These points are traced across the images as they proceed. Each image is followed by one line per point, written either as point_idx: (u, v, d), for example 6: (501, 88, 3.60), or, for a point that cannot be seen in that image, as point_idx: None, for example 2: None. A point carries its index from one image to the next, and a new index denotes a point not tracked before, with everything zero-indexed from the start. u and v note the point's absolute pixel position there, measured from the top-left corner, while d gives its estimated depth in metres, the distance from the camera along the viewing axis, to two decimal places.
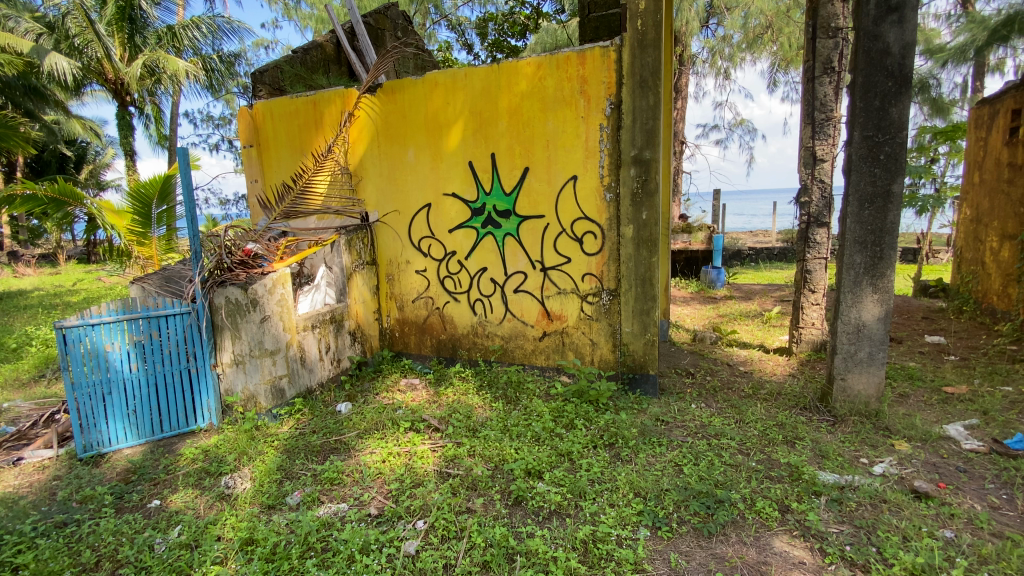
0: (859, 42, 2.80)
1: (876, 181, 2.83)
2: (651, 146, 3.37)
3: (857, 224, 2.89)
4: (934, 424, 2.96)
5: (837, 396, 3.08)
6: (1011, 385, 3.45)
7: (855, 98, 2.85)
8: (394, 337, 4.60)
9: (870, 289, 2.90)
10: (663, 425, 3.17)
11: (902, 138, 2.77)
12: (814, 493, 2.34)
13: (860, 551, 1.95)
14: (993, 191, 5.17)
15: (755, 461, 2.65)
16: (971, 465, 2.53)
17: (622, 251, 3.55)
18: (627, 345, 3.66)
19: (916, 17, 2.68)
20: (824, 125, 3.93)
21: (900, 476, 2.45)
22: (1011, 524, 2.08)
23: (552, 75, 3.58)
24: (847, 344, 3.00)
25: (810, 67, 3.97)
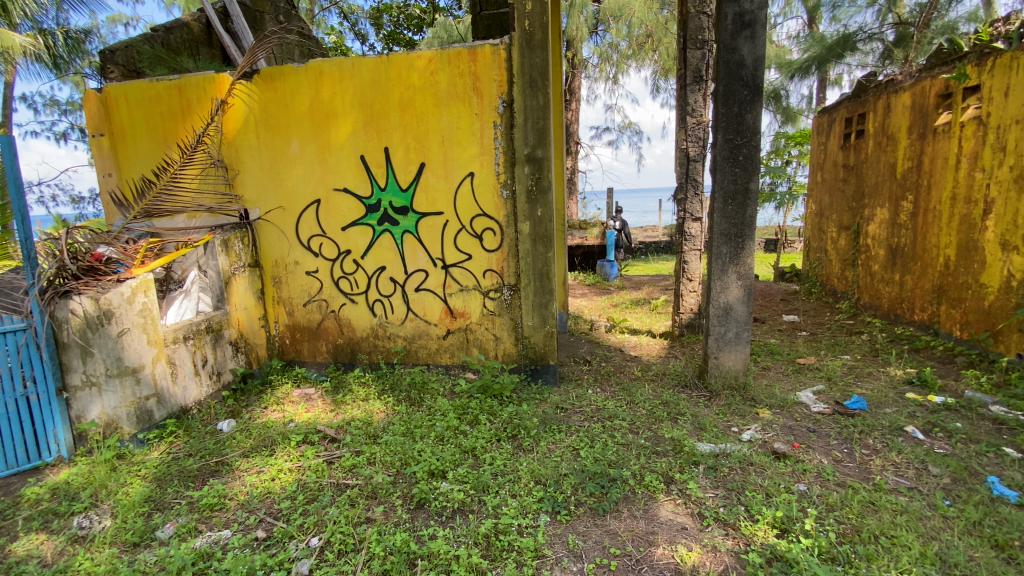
0: (720, 54, 3.09)
1: (737, 180, 3.15)
2: (542, 145, 3.46)
3: (723, 219, 3.20)
4: (790, 392, 3.38)
5: (712, 373, 3.40)
6: (847, 354, 4.06)
7: (717, 105, 3.15)
8: (285, 345, 4.28)
9: (735, 276, 3.24)
10: (562, 412, 3.28)
11: (756, 141, 3.12)
12: (693, 462, 2.56)
13: (731, 512, 2.16)
14: (831, 188, 6.03)
15: (643, 439, 2.84)
16: (819, 425, 2.93)
17: (521, 247, 3.61)
18: (528, 337, 3.74)
19: (765, 33, 3.01)
20: (695, 129, 4.32)
21: (763, 440, 2.76)
22: (851, 473, 2.43)
23: (443, 70, 3.54)
24: (717, 325, 3.33)
25: (683, 75, 4.33)
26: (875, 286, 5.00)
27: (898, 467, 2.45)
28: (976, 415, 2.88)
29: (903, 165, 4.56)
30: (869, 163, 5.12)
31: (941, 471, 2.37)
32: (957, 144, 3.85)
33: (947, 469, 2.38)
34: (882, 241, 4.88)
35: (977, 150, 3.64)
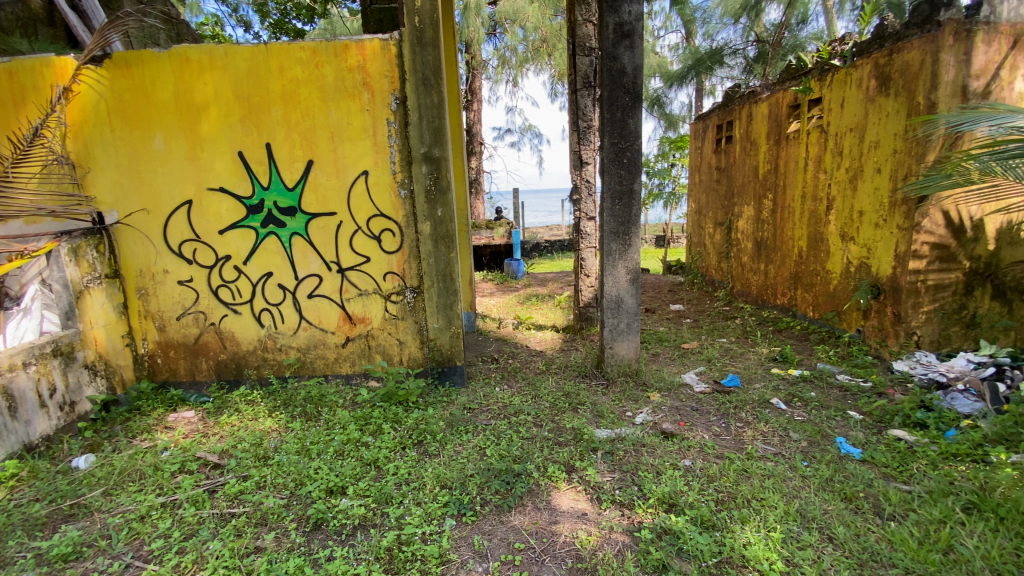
0: (603, 61, 3.25)
1: (623, 181, 3.35)
2: (439, 144, 3.40)
3: (612, 218, 3.38)
4: (676, 375, 3.68)
5: (608, 362, 3.59)
6: (723, 337, 4.51)
7: (603, 110, 3.32)
8: (157, 365, 3.81)
9: (625, 270, 3.44)
10: (470, 412, 3.24)
11: (638, 145, 3.33)
12: (592, 449, 2.68)
13: (626, 493, 2.28)
14: (707, 188, 6.65)
15: (547, 431, 2.91)
16: (701, 403, 3.21)
17: (421, 248, 3.53)
18: (434, 340, 3.65)
19: (642, 44, 3.23)
20: (586, 132, 4.52)
21: (654, 422, 2.96)
22: (727, 444, 2.68)
23: (329, 63, 3.36)
24: (611, 317, 3.52)
25: (573, 80, 4.51)
26: (745, 276, 5.59)
27: (765, 435, 2.74)
28: (827, 384, 3.33)
29: (763, 168, 5.15)
30: (737, 165, 5.71)
31: (800, 436, 2.68)
32: (804, 149, 4.42)
33: (805, 434, 2.70)
34: (749, 235, 5.48)
35: (820, 154, 4.21)
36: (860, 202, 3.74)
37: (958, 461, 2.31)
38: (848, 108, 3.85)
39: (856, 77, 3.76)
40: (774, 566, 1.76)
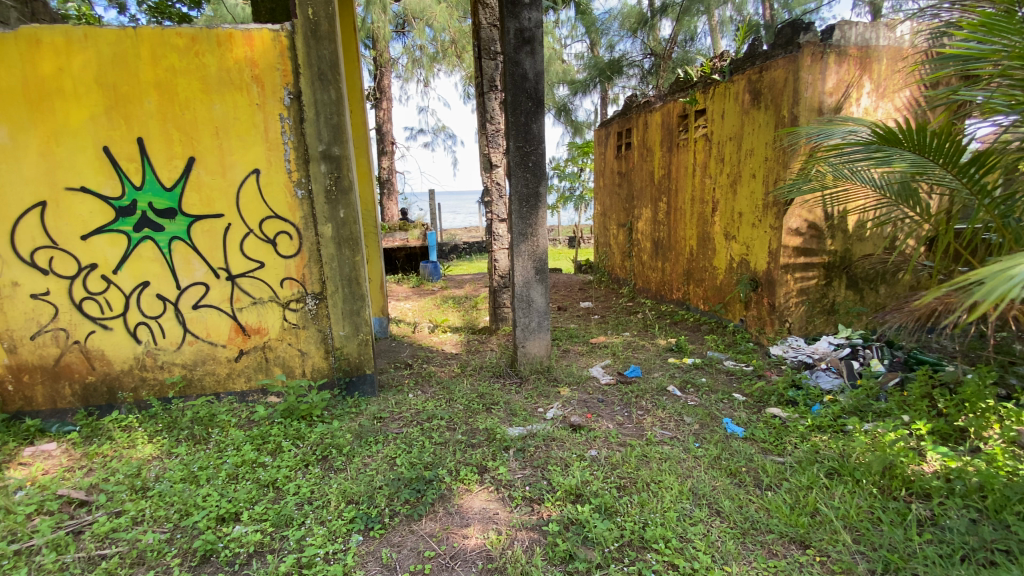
0: (505, 65, 3.28)
1: (529, 184, 3.41)
2: (339, 142, 3.24)
3: (520, 220, 3.44)
4: (585, 369, 3.81)
5: (521, 361, 3.65)
6: (628, 331, 4.77)
7: (507, 113, 3.35)
8: (5, 393, 3.26)
9: (534, 271, 3.51)
10: (380, 422, 3.10)
11: (542, 149, 3.41)
12: (505, 448, 2.67)
13: (536, 488, 2.30)
14: (610, 191, 7.00)
15: (460, 434, 2.85)
16: (606, 395, 3.36)
17: (322, 252, 3.33)
18: (340, 349, 3.47)
19: (542, 50, 3.30)
20: (494, 135, 4.56)
21: (563, 416, 3.05)
22: (629, 432, 2.83)
23: (212, 52, 3.08)
24: (522, 317, 3.58)
25: (479, 82, 4.53)
26: (646, 273, 5.95)
27: (663, 421, 2.93)
28: (716, 370, 3.64)
29: (658, 173, 5.52)
30: (636, 170, 6.07)
31: (693, 420, 2.90)
32: (692, 156, 4.81)
33: (698, 418, 2.92)
34: (648, 235, 5.84)
35: (705, 161, 4.60)
36: (739, 204, 4.13)
37: (822, 432, 2.61)
38: (728, 119, 4.24)
39: (733, 91, 4.15)
40: (669, 544, 1.86)
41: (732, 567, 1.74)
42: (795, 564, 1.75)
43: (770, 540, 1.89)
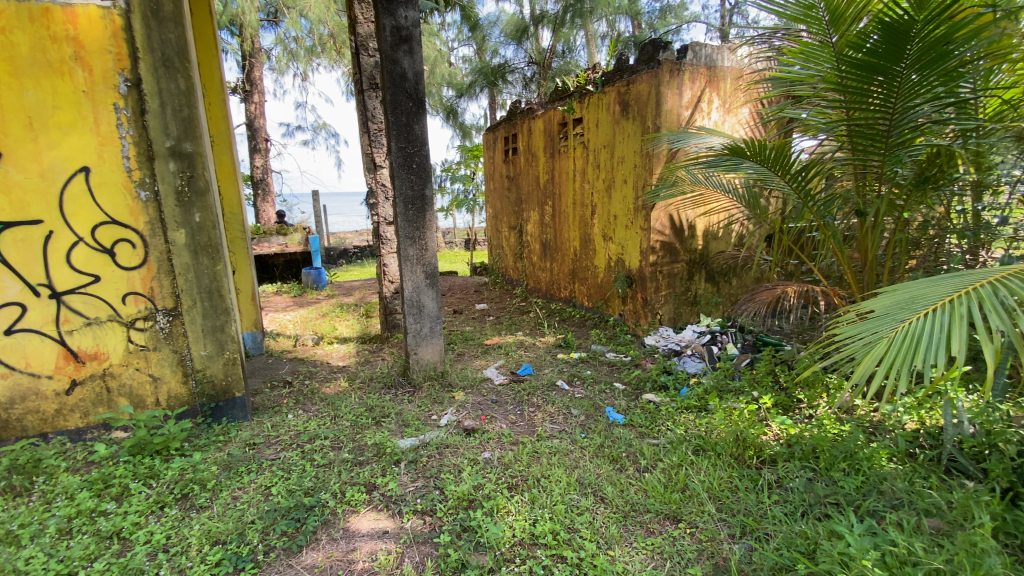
0: (383, 63, 3.16)
1: (413, 186, 3.31)
2: (190, 138, 2.88)
3: (406, 223, 3.32)
4: (479, 371, 3.80)
5: (413, 368, 3.54)
6: (520, 330, 4.86)
7: (386, 112, 3.22)
8: None
9: (423, 274, 3.42)
10: (253, 449, 2.81)
11: (425, 150, 3.33)
12: (395, 462, 2.54)
13: (427, 499, 2.22)
14: (500, 194, 7.11)
15: (346, 453, 2.67)
16: (500, 395, 3.38)
17: (175, 262, 2.93)
18: (202, 371, 3.08)
19: (421, 50, 3.23)
20: (377, 135, 4.37)
21: (457, 421, 2.99)
22: (521, 430, 2.87)
23: (20, 28, 2.58)
24: (413, 323, 3.48)
25: (358, 80, 4.32)
26: (536, 273, 6.13)
27: (554, 416, 3.02)
28: (599, 362, 3.85)
29: (543, 177, 5.71)
30: (523, 175, 6.23)
31: (580, 412, 3.03)
32: (572, 161, 5.04)
33: (584, 410, 3.06)
34: (537, 237, 6.02)
35: (584, 166, 4.85)
36: (615, 207, 4.42)
37: (689, 412, 2.88)
38: (602, 128, 4.51)
39: (605, 102, 4.43)
40: (557, 537, 1.90)
41: (615, 550, 1.83)
42: (669, 539, 1.89)
43: (648, 519, 2.02)
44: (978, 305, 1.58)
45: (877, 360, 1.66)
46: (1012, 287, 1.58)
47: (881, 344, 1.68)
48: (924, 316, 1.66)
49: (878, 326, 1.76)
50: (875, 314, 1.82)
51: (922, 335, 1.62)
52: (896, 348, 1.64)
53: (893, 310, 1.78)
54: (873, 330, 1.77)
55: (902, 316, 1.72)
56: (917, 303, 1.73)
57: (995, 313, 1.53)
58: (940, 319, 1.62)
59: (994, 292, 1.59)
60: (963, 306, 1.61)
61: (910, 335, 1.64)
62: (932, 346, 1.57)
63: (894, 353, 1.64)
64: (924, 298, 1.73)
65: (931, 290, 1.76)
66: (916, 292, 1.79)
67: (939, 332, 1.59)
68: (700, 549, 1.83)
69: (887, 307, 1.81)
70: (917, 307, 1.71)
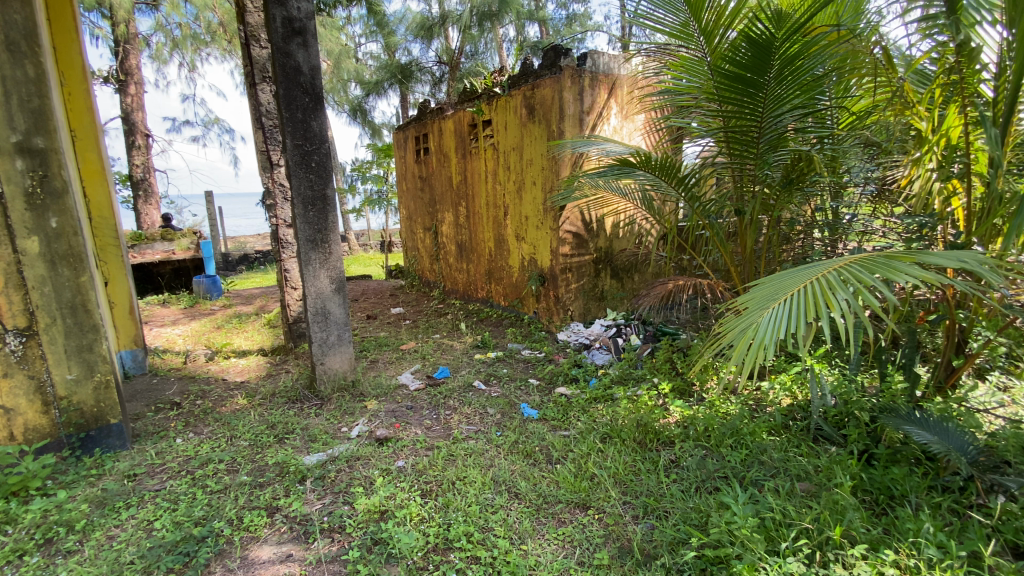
0: (274, 55, 2.96)
1: (313, 186, 3.14)
2: (42, 132, 2.51)
3: (306, 225, 3.14)
4: (393, 378, 3.70)
5: (321, 379, 3.37)
6: (437, 333, 4.81)
7: (280, 108, 3.02)
8: None
9: (327, 279, 3.27)
10: (134, 480, 2.52)
11: (325, 149, 3.17)
12: (300, 480, 2.40)
13: (335, 516, 2.12)
14: (413, 194, 6.97)
15: (244, 475, 2.47)
16: (415, 400, 3.31)
17: (26, 275, 2.53)
18: (66, 398, 2.68)
19: (316, 44, 3.08)
20: (272, 132, 4.10)
21: (369, 431, 2.88)
22: (437, 434, 2.83)
23: None
24: (319, 332, 3.30)
25: (249, 72, 4.03)
26: (453, 275, 6.10)
27: (469, 417, 3.02)
28: (515, 360, 3.91)
29: (455, 177, 5.68)
30: (435, 175, 6.16)
31: (495, 410, 3.06)
32: (483, 162, 5.07)
33: (500, 408, 3.09)
34: (452, 238, 5.99)
35: (494, 167, 4.89)
36: (525, 208, 4.51)
37: (598, 402, 3.00)
38: (510, 130, 4.58)
39: (512, 105, 4.50)
40: (471, 538, 1.90)
41: (527, 545, 1.86)
42: (579, 527, 1.96)
43: (559, 510, 2.08)
44: (832, 286, 1.75)
45: (753, 339, 1.73)
46: (855, 271, 1.77)
47: (756, 322, 1.77)
48: (789, 296, 1.79)
49: (751, 308, 1.86)
50: (749, 301, 1.92)
51: (791, 313, 1.73)
52: (769, 325, 1.73)
53: (764, 298, 1.89)
54: (744, 318, 1.86)
55: (770, 302, 1.82)
56: (783, 289, 1.86)
57: (845, 292, 1.69)
58: (801, 299, 1.76)
59: (843, 274, 1.77)
60: (819, 288, 1.77)
61: (779, 314, 1.75)
62: (797, 322, 1.69)
63: (768, 331, 1.73)
64: (788, 285, 1.88)
65: (792, 277, 1.91)
66: (779, 281, 1.94)
67: (803, 310, 1.73)
68: (606, 534, 1.92)
69: (757, 295, 1.93)
70: (783, 291, 1.84)
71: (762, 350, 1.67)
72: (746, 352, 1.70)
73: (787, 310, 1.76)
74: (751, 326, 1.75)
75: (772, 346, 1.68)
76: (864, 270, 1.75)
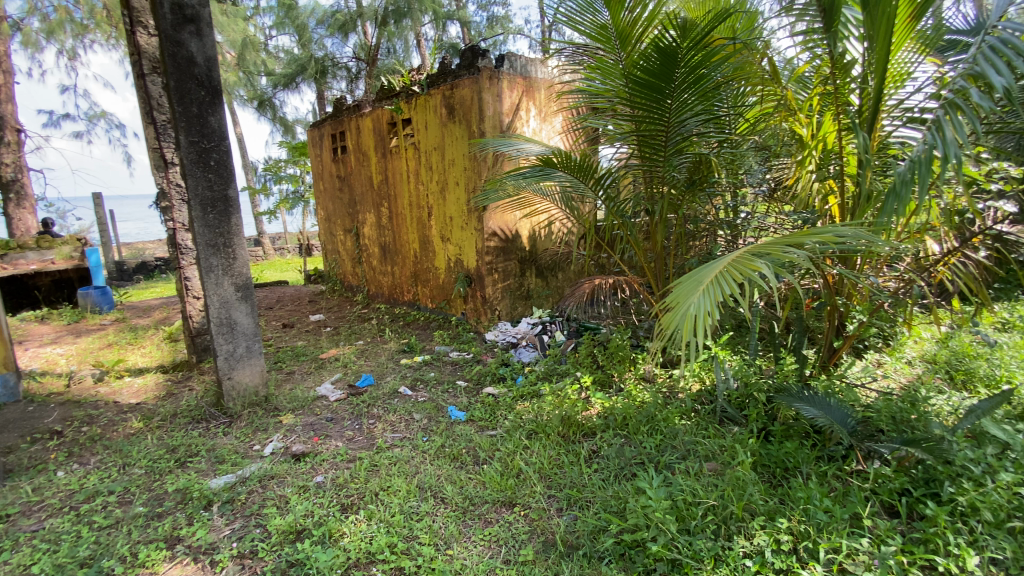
0: (162, 44, 2.72)
1: (213, 186, 2.91)
2: None
3: (205, 229, 2.91)
4: (311, 389, 3.52)
5: (229, 396, 3.14)
6: (360, 339, 4.65)
7: (171, 101, 2.77)
8: None
9: (233, 287, 3.05)
10: (4, 523, 2.20)
11: (226, 146, 2.96)
12: (205, 506, 2.23)
13: (246, 541, 1.98)
14: (332, 195, 6.67)
15: (140, 506, 2.25)
16: (335, 411, 3.17)
17: None
18: None
19: (212, 34, 2.86)
20: (165, 127, 3.76)
21: (285, 447, 2.73)
22: (359, 445, 2.73)
23: None
24: (224, 344, 3.08)
25: (136, 62, 3.68)
26: (376, 278, 5.92)
27: (394, 424, 2.94)
28: (442, 362, 3.87)
29: (376, 177, 5.51)
30: (354, 175, 5.94)
31: (421, 416, 3.01)
32: (404, 162, 4.96)
33: (426, 413, 3.04)
34: (374, 240, 5.82)
35: (416, 167, 4.80)
36: (449, 209, 4.48)
37: (524, 399, 3.05)
38: (430, 130, 4.52)
39: (431, 104, 4.45)
40: (395, 549, 1.85)
41: (452, 549, 1.85)
42: (505, 525, 1.98)
43: (484, 511, 2.09)
44: (750, 261, 1.91)
45: (693, 314, 1.76)
46: (764, 248, 1.96)
47: (693, 301, 1.80)
48: (715, 277, 1.88)
49: (681, 295, 1.90)
50: (676, 293, 1.95)
51: (720, 286, 1.83)
52: (706, 302, 1.78)
53: (689, 284, 1.97)
54: (677, 305, 1.89)
55: (698, 284, 1.90)
56: (705, 274, 1.97)
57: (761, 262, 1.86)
58: (727, 277, 1.87)
59: (756, 252, 1.95)
60: (738, 267, 1.90)
61: (711, 291, 1.82)
62: (730, 290, 1.79)
63: (704, 306, 1.78)
64: (709, 269, 1.99)
65: (710, 266, 2.03)
66: (700, 271, 2.04)
67: (731, 282, 1.84)
68: (531, 529, 1.95)
69: (682, 288, 1.98)
70: (705, 275, 1.94)
71: (706, 318, 1.71)
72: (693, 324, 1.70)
73: (717, 288, 1.84)
74: (689, 304, 1.78)
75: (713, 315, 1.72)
76: (772, 245, 1.95)
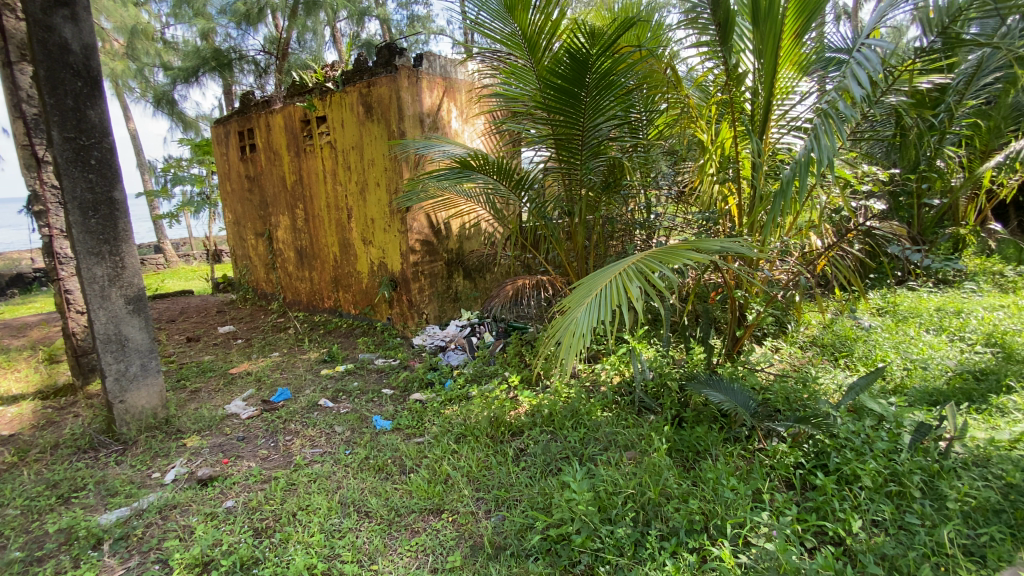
0: (28, 28, 2.41)
1: (94, 188, 2.62)
2: None
3: (85, 235, 2.61)
4: (219, 407, 3.27)
5: (121, 420, 2.84)
6: (277, 350, 4.38)
7: (39, 92, 2.46)
8: None
9: (121, 299, 2.76)
10: None
11: (109, 143, 2.67)
12: (94, 545, 2.00)
13: None
14: (240, 196, 6.23)
15: (12, 552, 1.97)
16: (248, 429, 2.97)
17: None
18: None
19: (90, 19, 2.58)
20: (37, 121, 3.34)
21: (189, 473, 2.51)
22: (275, 464, 2.57)
23: None
24: (114, 363, 2.78)
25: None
26: (293, 284, 5.61)
27: (313, 439, 2.81)
28: (366, 370, 3.74)
29: (290, 177, 5.22)
30: (265, 175, 5.59)
31: (343, 428, 2.89)
32: (320, 161, 4.74)
33: (348, 425, 2.93)
34: (290, 244, 5.51)
35: (333, 167, 4.61)
36: (370, 210, 4.34)
37: (452, 403, 3.02)
38: (347, 128, 4.36)
39: (347, 101, 4.29)
40: (315, 570, 1.76)
41: (377, 564, 1.79)
42: (432, 533, 1.95)
43: (410, 521, 2.04)
44: (631, 277, 1.98)
45: (574, 332, 1.86)
46: (649, 262, 2.03)
47: (575, 316, 1.90)
48: (600, 289, 1.96)
49: (570, 304, 2.00)
50: (570, 298, 2.05)
51: (602, 303, 1.90)
52: (587, 319, 1.87)
53: (581, 293, 2.05)
54: (565, 315, 1.98)
55: (585, 296, 1.98)
56: (594, 284, 2.04)
57: (641, 283, 1.91)
58: (610, 290, 1.94)
59: (641, 266, 2.02)
60: (622, 280, 1.98)
61: (593, 306, 1.91)
62: (606, 312, 1.86)
63: (586, 323, 1.88)
64: (600, 278, 2.07)
65: (603, 274, 2.10)
66: (594, 278, 2.12)
67: (611, 301, 1.91)
68: (458, 535, 1.93)
69: (577, 292, 2.08)
70: (595, 285, 2.02)
71: (580, 342, 1.81)
72: (568, 344, 1.83)
73: (598, 302, 1.93)
74: (573, 321, 1.88)
75: (588, 336, 1.83)
76: (655, 260, 2.01)
